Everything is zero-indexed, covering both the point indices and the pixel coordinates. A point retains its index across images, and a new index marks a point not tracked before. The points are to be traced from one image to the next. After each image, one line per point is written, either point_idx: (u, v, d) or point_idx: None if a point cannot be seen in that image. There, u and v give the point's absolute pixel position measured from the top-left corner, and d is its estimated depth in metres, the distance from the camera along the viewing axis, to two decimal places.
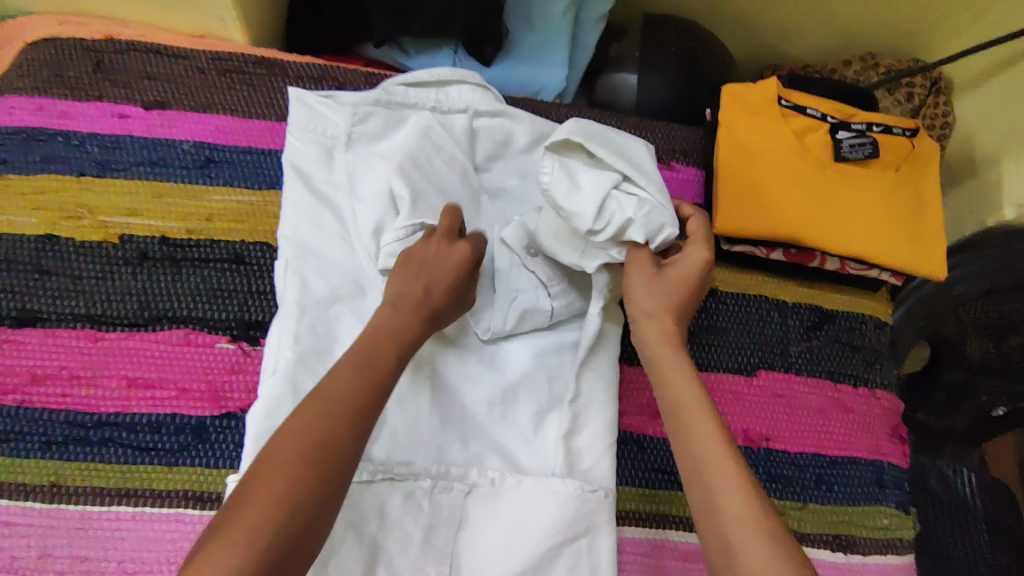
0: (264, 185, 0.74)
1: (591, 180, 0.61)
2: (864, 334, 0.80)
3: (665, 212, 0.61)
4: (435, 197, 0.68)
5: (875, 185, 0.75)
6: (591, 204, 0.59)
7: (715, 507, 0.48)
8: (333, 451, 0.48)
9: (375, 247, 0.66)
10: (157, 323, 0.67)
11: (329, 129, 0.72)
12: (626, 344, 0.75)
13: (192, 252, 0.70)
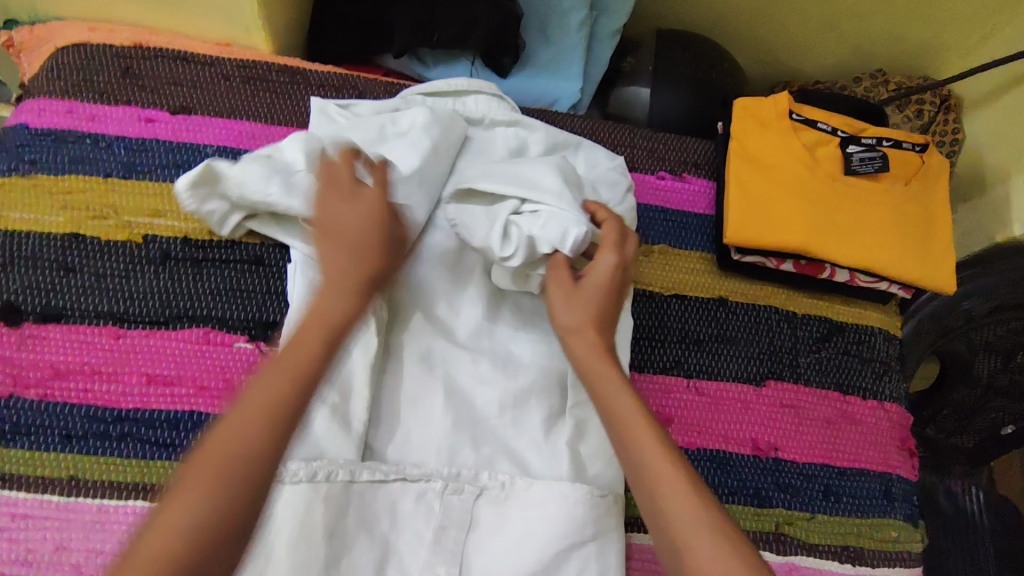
0: None
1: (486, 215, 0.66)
2: (873, 347, 0.80)
3: (566, 218, 0.62)
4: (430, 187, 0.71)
5: (885, 199, 0.76)
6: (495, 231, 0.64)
7: (658, 511, 0.47)
8: (232, 452, 0.43)
9: None
10: (178, 322, 0.68)
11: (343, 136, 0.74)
12: (637, 351, 0.74)
13: (212, 253, 0.71)
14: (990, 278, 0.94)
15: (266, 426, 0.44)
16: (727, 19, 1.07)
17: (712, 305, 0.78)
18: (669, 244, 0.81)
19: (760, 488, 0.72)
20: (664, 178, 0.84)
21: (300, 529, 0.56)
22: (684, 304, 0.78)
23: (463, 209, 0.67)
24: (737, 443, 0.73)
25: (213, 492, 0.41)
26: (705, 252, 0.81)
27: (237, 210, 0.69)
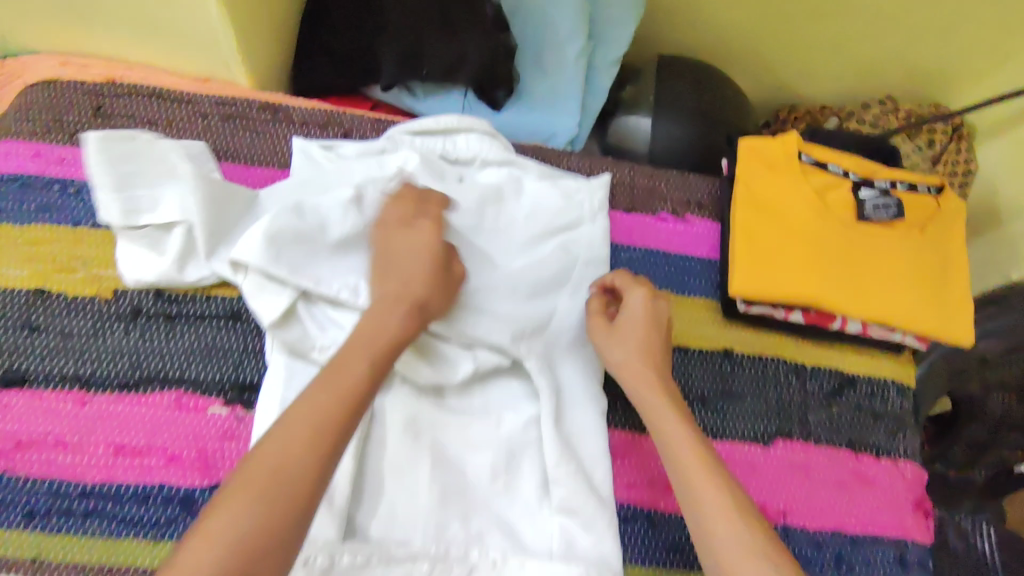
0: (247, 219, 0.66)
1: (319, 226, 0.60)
2: (885, 400, 0.76)
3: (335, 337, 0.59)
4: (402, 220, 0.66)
5: (899, 247, 0.72)
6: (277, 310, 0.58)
7: (703, 529, 0.52)
8: (294, 468, 0.46)
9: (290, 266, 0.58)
10: (148, 385, 0.64)
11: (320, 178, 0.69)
12: (622, 409, 0.70)
13: (186, 308, 0.67)
14: None
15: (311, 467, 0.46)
16: (733, 43, 1.03)
17: (716, 358, 0.74)
18: (673, 292, 0.76)
19: None
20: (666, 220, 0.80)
21: None
22: (688, 358, 0.74)
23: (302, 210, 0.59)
24: None
25: (258, 522, 0.43)
26: (710, 300, 0.77)
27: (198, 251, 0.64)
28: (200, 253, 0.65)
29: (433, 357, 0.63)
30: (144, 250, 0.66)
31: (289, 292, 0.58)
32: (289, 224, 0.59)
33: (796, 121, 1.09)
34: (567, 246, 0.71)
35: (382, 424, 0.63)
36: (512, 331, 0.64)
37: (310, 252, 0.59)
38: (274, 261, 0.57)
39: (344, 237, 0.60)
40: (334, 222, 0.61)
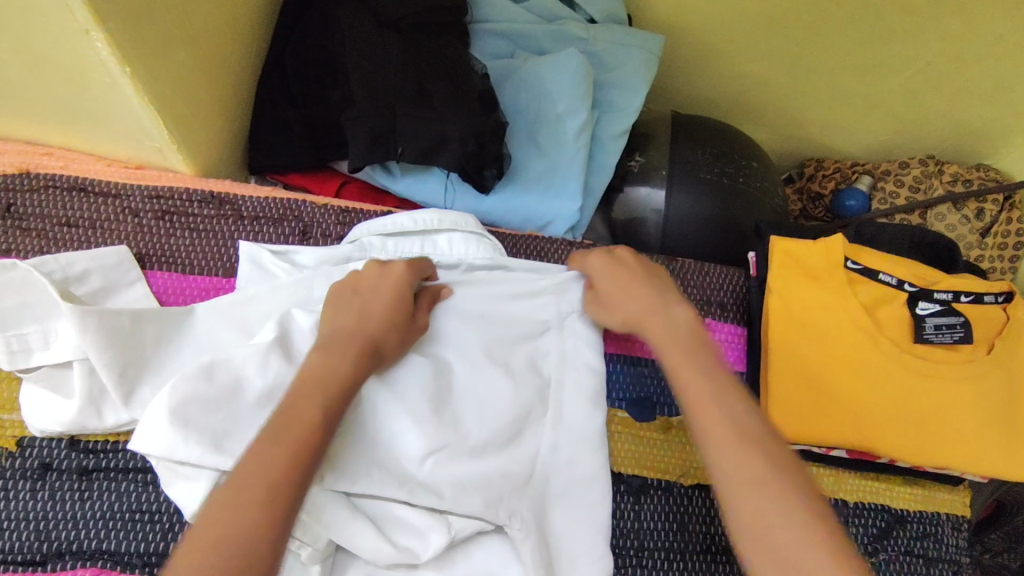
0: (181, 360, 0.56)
1: (227, 382, 0.51)
2: (939, 543, 0.65)
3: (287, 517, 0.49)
4: None
5: (963, 373, 0.61)
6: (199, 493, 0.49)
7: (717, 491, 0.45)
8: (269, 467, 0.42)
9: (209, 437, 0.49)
10: (58, 560, 0.54)
11: (253, 306, 0.57)
12: (632, 568, 0.60)
13: (107, 461, 0.56)
14: None
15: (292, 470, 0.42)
16: (755, 95, 0.90)
17: None
18: None
19: None
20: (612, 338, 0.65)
21: None
22: (710, 498, 0.63)
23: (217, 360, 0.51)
24: None
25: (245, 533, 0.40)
26: None
27: (114, 394, 0.54)
28: (116, 397, 0.54)
29: (398, 531, 0.54)
30: (49, 396, 0.55)
31: (208, 474, 0.49)
32: (196, 392, 0.49)
33: (825, 179, 0.96)
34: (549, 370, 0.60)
35: None
36: (484, 499, 0.54)
37: (229, 418, 0.50)
38: (184, 439, 0.48)
39: (266, 389, 0.51)
40: (251, 375, 0.51)
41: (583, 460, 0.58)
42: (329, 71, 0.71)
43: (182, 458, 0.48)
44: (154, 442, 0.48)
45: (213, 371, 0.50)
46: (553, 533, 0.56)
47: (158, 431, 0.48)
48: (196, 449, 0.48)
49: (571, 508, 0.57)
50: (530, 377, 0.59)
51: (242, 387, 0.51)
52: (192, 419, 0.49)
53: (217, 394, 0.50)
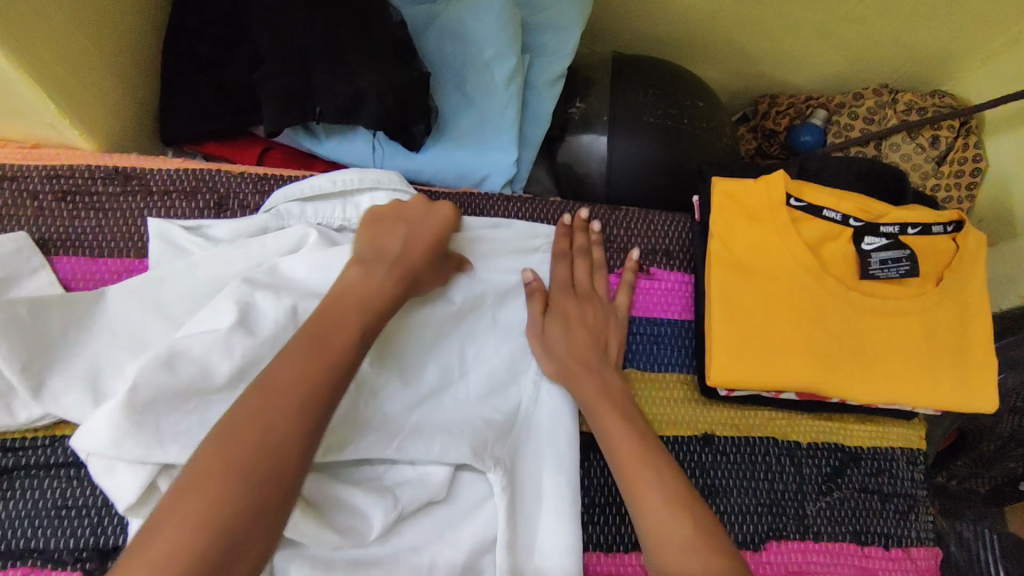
0: (103, 349, 0.53)
1: (193, 372, 0.47)
2: (895, 477, 0.65)
3: None
4: (320, 321, 0.53)
5: (913, 306, 0.59)
6: (137, 485, 0.46)
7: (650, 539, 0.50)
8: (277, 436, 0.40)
9: (179, 432, 0.46)
10: None
11: (193, 283, 0.55)
12: (586, 525, 0.61)
13: (28, 459, 0.53)
14: None
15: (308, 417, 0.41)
16: (702, 31, 0.86)
17: (694, 445, 0.62)
18: (640, 367, 0.64)
19: None
20: (619, 276, 0.66)
21: None
22: None
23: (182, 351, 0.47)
24: None
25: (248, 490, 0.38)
26: (684, 374, 0.64)
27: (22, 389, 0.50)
28: (25, 391, 0.50)
29: (339, 510, 0.52)
30: None
31: (147, 470, 0.46)
32: (162, 387, 0.46)
33: (778, 116, 0.93)
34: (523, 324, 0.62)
35: None
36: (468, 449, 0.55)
37: (199, 408, 0.47)
38: (156, 439, 0.45)
39: (235, 370, 0.48)
40: (215, 361, 0.48)
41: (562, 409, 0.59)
42: (236, 30, 0.66)
43: (160, 459, 0.45)
44: (124, 448, 0.44)
45: (177, 363, 0.47)
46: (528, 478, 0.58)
47: (124, 436, 0.45)
48: (172, 448, 0.46)
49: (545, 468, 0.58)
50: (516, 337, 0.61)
51: (209, 376, 0.48)
52: (161, 418, 0.46)
53: (181, 384, 0.46)
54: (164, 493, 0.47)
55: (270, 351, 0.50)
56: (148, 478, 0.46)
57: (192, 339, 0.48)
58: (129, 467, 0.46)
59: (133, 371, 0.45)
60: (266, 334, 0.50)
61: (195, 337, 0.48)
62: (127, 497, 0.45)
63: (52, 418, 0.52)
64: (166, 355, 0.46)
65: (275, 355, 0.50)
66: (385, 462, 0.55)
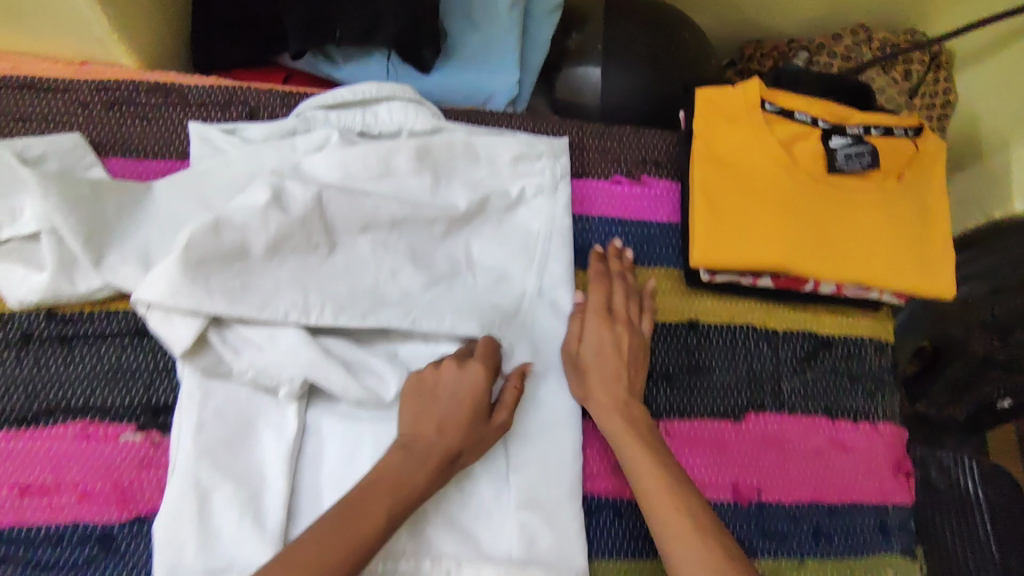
0: (150, 230, 0.59)
1: (237, 239, 0.54)
2: (863, 361, 0.72)
3: (295, 358, 0.54)
4: (343, 203, 0.59)
5: (875, 198, 0.66)
6: (188, 335, 0.52)
7: None
8: (360, 524, 0.49)
9: (224, 290, 0.53)
10: (49, 417, 0.57)
11: (230, 176, 0.61)
12: None
13: (84, 327, 0.59)
14: (990, 259, 0.84)
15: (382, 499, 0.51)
16: None
17: (681, 331, 0.69)
18: (630, 263, 0.70)
19: (741, 539, 0.64)
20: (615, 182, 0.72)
21: None
22: (651, 334, 0.68)
23: (223, 223, 0.53)
24: (714, 490, 0.65)
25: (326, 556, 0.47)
26: (671, 269, 0.71)
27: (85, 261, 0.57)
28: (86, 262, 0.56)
29: (364, 372, 0.57)
30: (23, 269, 0.57)
31: (199, 320, 0.52)
32: (210, 247, 0.52)
33: (763, 58, 0.99)
34: (526, 222, 0.68)
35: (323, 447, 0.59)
36: (477, 324, 0.61)
37: (242, 271, 0.54)
38: (206, 292, 0.52)
39: (272, 240, 0.55)
40: (255, 231, 0.54)
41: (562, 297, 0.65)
42: None
43: (210, 310, 0.52)
44: (179, 297, 0.51)
45: (222, 230, 0.53)
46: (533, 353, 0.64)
47: (178, 288, 0.51)
48: (219, 301, 0.52)
49: (549, 368, 0.63)
50: (520, 233, 0.67)
51: (250, 244, 0.54)
52: (209, 275, 0.52)
53: (226, 248, 0.53)
54: (215, 343, 0.54)
55: (301, 227, 0.56)
56: (200, 328, 0.52)
57: (235, 211, 0.54)
58: (184, 319, 0.52)
59: (185, 235, 0.52)
60: (298, 212, 0.56)
61: (236, 211, 0.54)
62: (182, 343, 0.52)
63: (109, 290, 0.58)
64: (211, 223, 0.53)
65: (306, 230, 0.57)
66: (403, 336, 0.60)
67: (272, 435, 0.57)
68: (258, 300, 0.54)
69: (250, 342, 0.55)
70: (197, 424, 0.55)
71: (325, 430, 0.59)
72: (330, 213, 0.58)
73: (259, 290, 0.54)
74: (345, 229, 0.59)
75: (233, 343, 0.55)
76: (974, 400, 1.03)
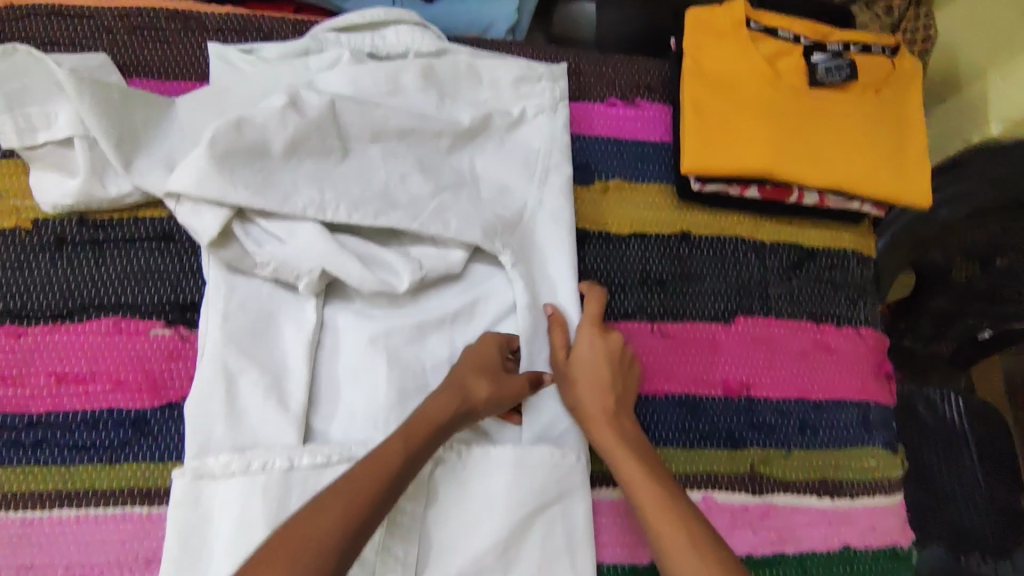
0: (173, 139, 0.62)
1: (257, 137, 0.57)
2: (846, 271, 0.76)
3: (314, 250, 0.59)
4: (355, 111, 0.62)
5: (855, 110, 0.70)
6: (214, 223, 0.56)
7: None
8: (360, 494, 0.50)
9: (246, 184, 0.57)
10: (83, 313, 0.61)
11: (247, 89, 0.65)
12: None
13: (115, 233, 0.63)
14: (970, 182, 0.89)
15: (357, 518, 0.49)
16: None
17: (673, 241, 0.73)
18: (625, 178, 0.74)
19: (732, 430, 0.68)
20: (611, 104, 0.76)
21: (239, 520, 0.54)
22: (645, 244, 0.72)
23: (245, 122, 0.57)
24: (707, 385, 0.69)
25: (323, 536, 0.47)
26: (664, 184, 0.75)
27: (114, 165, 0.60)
28: (115, 164, 0.60)
29: (377, 266, 0.61)
30: (57, 175, 0.61)
31: (224, 211, 0.57)
32: (233, 142, 0.56)
33: None
34: (528, 141, 0.71)
35: (339, 340, 0.63)
36: (482, 226, 0.64)
37: (263, 168, 0.58)
38: (231, 184, 0.56)
39: (290, 139, 0.59)
40: (274, 131, 0.58)
41: (564, 211, 0.68)
42: None
43: (234, 200, 0.56)
44: (207, 187, 0.55)
45: (244, 128, 0.57)
46: (535, 259, 0.67)
47: (206, 178, 0.55)
48: (243, 192, 0.57)
49: (552, 276, 0.67)
50: (522, 151, 0.70)
51: (269, 142, 0.58)
52: (234, 169, 0.56)
53: (247, 145, 0.57)
54: (239, 235, 0.58)
55: (316, 130, 0.60)
56: (225, 217, 0.56)
57: (255, 112, 0.58)
58: (210, 210, 0.56)
59: (210, 129, 0.56)
60: (314, 115, 0.60)
61: (257, 110, 0.58)
62: (209, 231, 0.56)
63: (138, 195, 0.62)
64: (233, 121, 0.57)
65: (322, 132, 0.61)
66: (414, 239, 0.65)
67: (292, 326, 0.61)
68: (277, 196, 0.58)
69: (272, 236, 0.59)
70: (223, 312, 0.59)
71: (341, 327, 0.63)
72: (343, 119, 0.62)
73: (279, 186, 0.58)
74: (357, 137, 0.63)
75: (256, 236, 0.59)
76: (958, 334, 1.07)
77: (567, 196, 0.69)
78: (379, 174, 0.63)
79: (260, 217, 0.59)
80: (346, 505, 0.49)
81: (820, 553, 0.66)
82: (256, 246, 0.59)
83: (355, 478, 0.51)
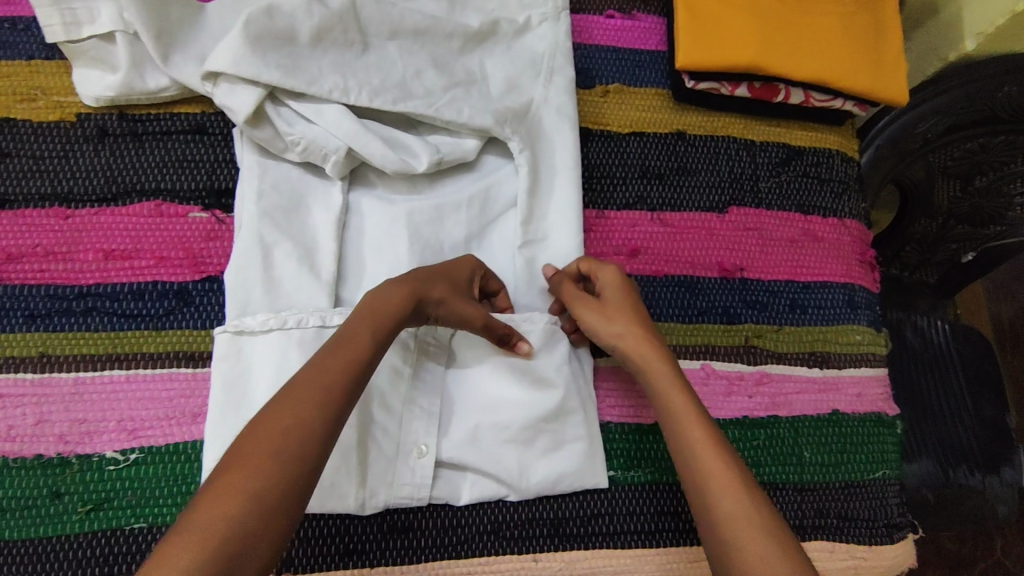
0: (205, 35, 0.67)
1: (287, 24, 0.63)
2: (831, 168, 0.81)
3: (339, 130, 0.64)
4: (373, 8, 0.67)
5: (834, 10, 0.75)
6: (249, 101, 0.62)
7: (714, 520, 0.52)
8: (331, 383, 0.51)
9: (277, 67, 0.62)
10: (126, 198, 0.66)
11: None
12: (586, 193, 0.75)
13: (152, 126, 0.68)
14: (947, 95, 0.91)
15: (337, 401, 0.50)
16: None
17: (670, 139, 0.78)
18: (624, 83, 0.79)
19: (728, 306, 0.74)
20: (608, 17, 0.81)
21: (278, 369, 0.59)
22: (644, 141, 0.77)
23: (275, 10, 0.63)
24: (704, 268, 0.74)
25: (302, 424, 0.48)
26: (660, 88, 0.80)
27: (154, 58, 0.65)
28: (155, 57, 0.64)
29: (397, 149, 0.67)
30: (100, 71, 0.67)
31: (258, 90, 0.62)
32: (265, 27, 0.62)
33: None
34: (533, 43, 0.76)
35: (364, 222, 0.68)
36: (492, 115, 0.69)
37: (291, 54, 0.63)
38: (263, 66, 0.62)
39: (316, 29, 0.64)
40: (301, 20, 0.64)
41: (566, 104, 0.74)
42: None
43: (267, 79, 0.62)
44: (242, 65, 0.61)
45: (275, 15, 0.63)
46: (540, 149, 0.72)
47: (242, 58, 0.61)
48: (275, 72, 0.62)
49: (557, 162, 0.72)
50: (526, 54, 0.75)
51: (297, 30, 0.64)
52: (265, 52, 0.62)
53: (278, 31, 0.63)
54: (273, 114, 0.64)
55: (339, 23, 0.65)
56: (258, 96, 0.62)
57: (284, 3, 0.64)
58: (245, 89, 0.62)
59: (246, 15, 0.62)
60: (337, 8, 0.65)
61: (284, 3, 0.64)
62: (245, 108, 0.62)
63: (174, 89, 0.67)
64: (266, 9, 0.63)
65: (344, 26, 0.66)
66: (431, 129, 0.70)
67: (321, 207, 0.67)
68: (305, 79, 0.63)
69: (301, 118, 0.65)
70: (256, 190, 0.64)
71: (365, 210, 0.68)
72: (363, 17, 0.67)
73: (305, 70, 0.63)
74: (375, 33, 0.68)
75: (286, 118, 0.64)
76: (943, 259, 1.12)
77: (567, 93, 0.74)
78: (396, 68, 0.68)
79: (291, 101, 0.64)
80: (324, 392, 0.50)
81: (810, 417, 0.72)
82: (284, 128, 0.64)
83: (331, 366, 0.51)
